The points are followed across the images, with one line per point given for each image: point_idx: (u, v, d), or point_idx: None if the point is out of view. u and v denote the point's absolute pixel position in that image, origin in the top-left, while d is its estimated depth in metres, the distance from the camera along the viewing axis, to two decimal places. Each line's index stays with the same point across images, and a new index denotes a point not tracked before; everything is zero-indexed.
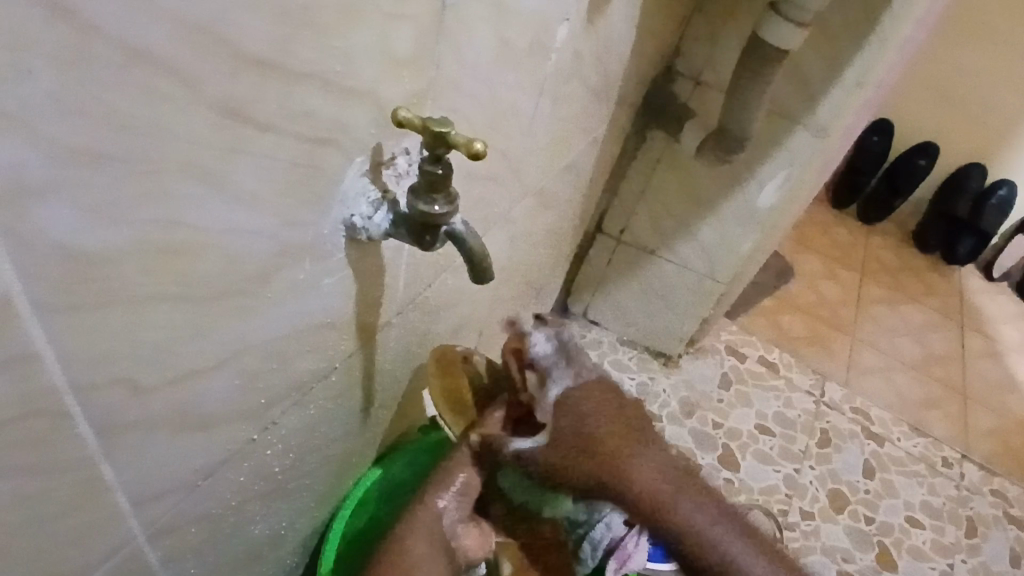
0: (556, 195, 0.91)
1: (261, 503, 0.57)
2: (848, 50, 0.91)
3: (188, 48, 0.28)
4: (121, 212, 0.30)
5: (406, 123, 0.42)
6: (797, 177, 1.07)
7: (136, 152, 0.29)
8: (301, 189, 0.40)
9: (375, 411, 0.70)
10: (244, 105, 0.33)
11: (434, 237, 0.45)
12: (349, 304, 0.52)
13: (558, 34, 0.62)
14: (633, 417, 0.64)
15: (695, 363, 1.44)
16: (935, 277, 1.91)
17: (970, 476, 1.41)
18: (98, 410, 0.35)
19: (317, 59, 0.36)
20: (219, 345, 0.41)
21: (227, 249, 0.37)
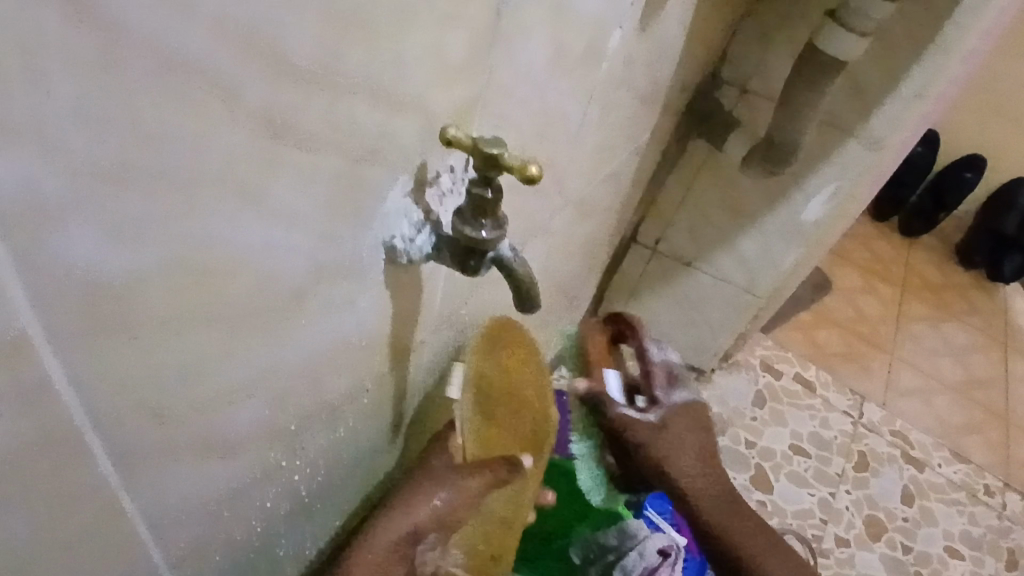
0: (596, 205, 0.88)
1: (286, 524, 0.54)
2: (908, 61, 0.87)
3: (225, 56, 0.26)
4: (150, 234, 0.28)
5: (455, 141, 0.40)
6: (845, 192, 1.02)
7: (166, 170, 0.26)
8: (340, 207, 0.38)
9: (405, 429, 0.68)
10: (285, 116, 0.30)
11: (478, 262, 0.42)
12: (384, 324, 0.50)
13: (611, 41, 0.59)
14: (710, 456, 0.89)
15: (728, 378, 1.39)
16: (980, 295, 1.84)
17: (1013, 507, 1.35)
18: (119, 441, 0.33)
19: (362, 65, 0.33)
20: (248, 366, 0.38)
21: (260, 270, 0.35)
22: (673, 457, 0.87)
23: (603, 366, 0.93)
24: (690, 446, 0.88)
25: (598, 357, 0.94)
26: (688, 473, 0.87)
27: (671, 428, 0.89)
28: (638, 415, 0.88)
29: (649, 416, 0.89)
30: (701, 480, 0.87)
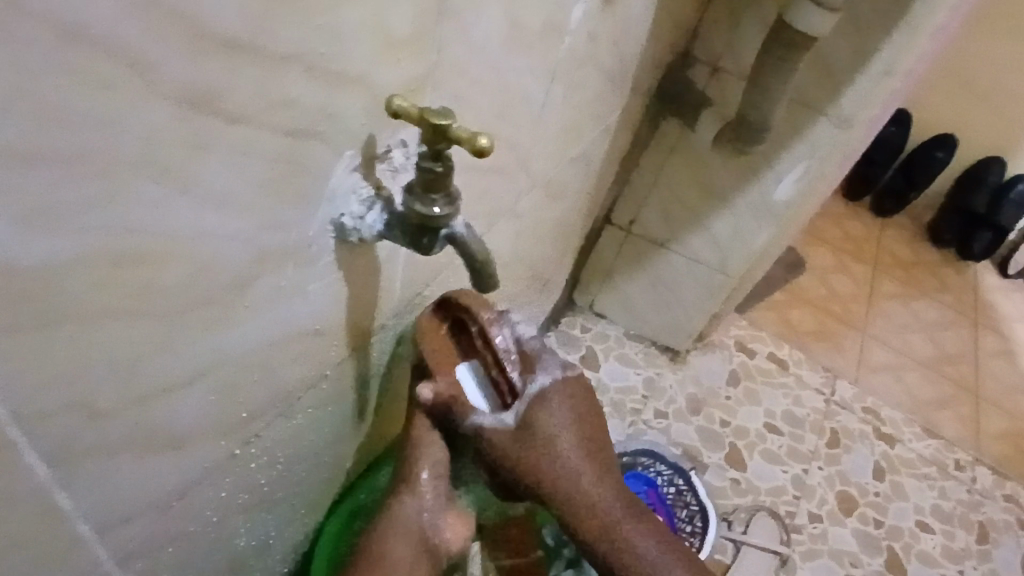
0: (566, 185, 0.86)
1: (245, 516, 0.53)
2: (877, 38, 0.86)
3: (139, 27, 0.24)
4: (65, 219, 0.26)
5: (401, 112, 0.39)
6: (816, 170, 1.02)
7: (77, 150, 0.25)
8: (281, 187, 0.36)
9: (370, 416, 0.66)
10: (212, 95, 0.29)
11: (432, 240, 0.41)
12: (340, 309, 0.48)
13: (573, 14, 0.57)
14: (600, 439, 0.60)
15: (703, 358, 1.39)
16: (950, 273, 1.86)
17: (983, 480, 1.37)
18: (51, 440, 0.31)
19: (295, 38, 0.31)
20: (191, 361, 0.37)
21: (197, 259, 0.33)
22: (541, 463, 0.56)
23: (449, 365, 0.61)
24: (566, 439, 0.57)
25: (439, 353, 0.61)
26: (567, 476, 0.56)
27: (537, 425, 0.57)
28: (494, 420, 0.57)
29: (507, 417, 0.58)
30: (582, 479, 0.57)
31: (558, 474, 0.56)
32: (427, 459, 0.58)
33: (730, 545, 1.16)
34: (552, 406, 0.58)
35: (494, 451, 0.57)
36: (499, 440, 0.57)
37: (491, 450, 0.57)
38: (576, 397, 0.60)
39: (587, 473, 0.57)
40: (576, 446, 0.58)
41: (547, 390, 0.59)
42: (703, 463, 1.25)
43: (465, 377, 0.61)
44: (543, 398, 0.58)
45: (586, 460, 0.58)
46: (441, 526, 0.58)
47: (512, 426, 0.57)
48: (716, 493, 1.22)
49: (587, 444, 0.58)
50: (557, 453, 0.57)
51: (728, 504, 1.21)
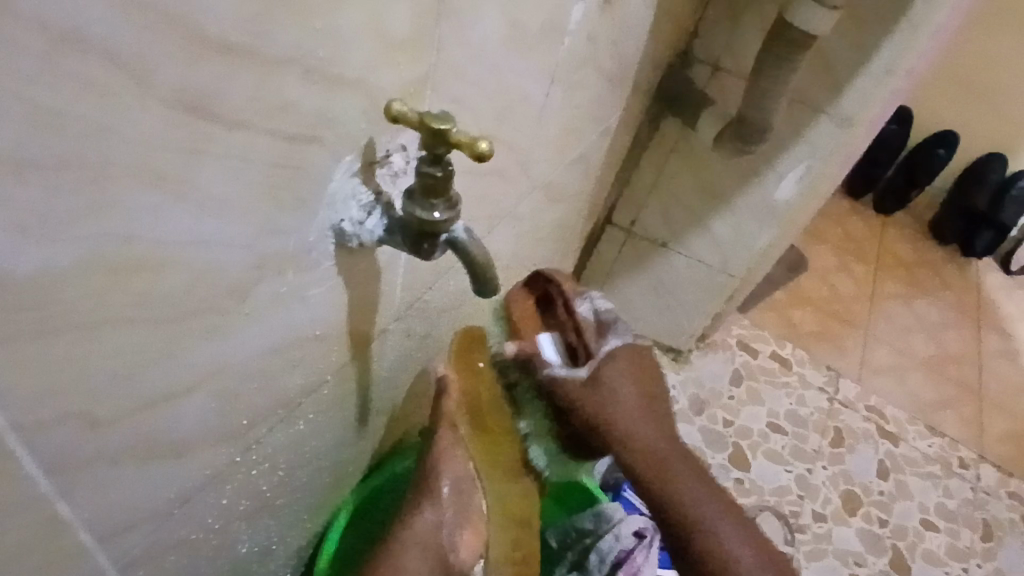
0: (566, 187, 0.86)
1: (246, 523, 0.53)
2: (878, 37, 0.85)
3: (131, 32, 0.24)
4: (60, 227, 0.26)
5: (400, 117, 0.39)
6: (818, 170, 1.01)
7: (71, 156, 0.25)
8: (279, 192, 0.36)
9: (372, 420, 0.66)
10: (208, 99, 0.29)
11: (432, 246, 0.41)
12: (341, 315, 0.48)
13: (571, 17, 0.57)
14: (656, 397, 0.72)
15: (705, 358, 1.39)
16: (952, 271, 1.86)
17: (987, 478, 1.36)
18: (49, 449, 0.31)
19: (290, 41, 0.31)
20: (190, 368, 0.37)
21: (194, 266, 0.33)
22: (607, 414, 0.67)
23: (533, 332, 0.73)
24: (629, 393, 0.69)
25: (523, 318, 0.74)
26: (634, 430, 0.68)
27: (603, 381, 0.68)
28: (568, 372, 0.68)
29: (580, 370, 0.69)
30: (648, 432, 0.68)
31: (625, 427, 0.68)
32: (449, 475, 0.62)
33: None
34: (614, 372, 0.69)
35: (567, 399, 0.68)
36: (573, 393, 0.68)
37: (563, 396, 0.68)
38: (633, 361, 0.72)
39: (649, 428, 0.69)
40: (640, 409, 0.69)
41: (616, 350, 0.71)
42: (706, 464, 1.25)
43: (546, 341, 0.72)
44: (609, 356, 0.71)
45: (649, 418, 0.69)
46: (457, 541, 0.61)
47: (584, 378, 0.68)
48: None
49: (647, 405, 0.70)
50: (625, 413, 0.68)
51: None
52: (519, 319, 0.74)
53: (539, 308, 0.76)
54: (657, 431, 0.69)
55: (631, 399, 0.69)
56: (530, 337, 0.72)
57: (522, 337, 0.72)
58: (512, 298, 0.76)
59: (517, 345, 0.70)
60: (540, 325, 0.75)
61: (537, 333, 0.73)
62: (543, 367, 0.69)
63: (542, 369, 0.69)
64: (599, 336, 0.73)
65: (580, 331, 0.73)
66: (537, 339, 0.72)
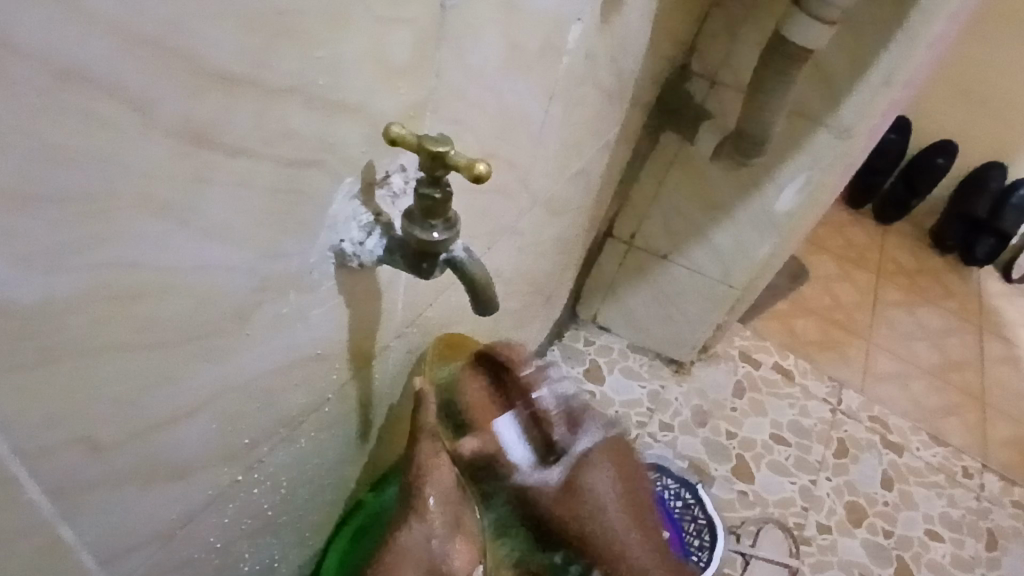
0: (567, 201, 0.86)
1: (249, 541, 0.53)
2: (875, 49, 0.86)
3: (137, 66, 0.25)
4: (66, 254, 0.26)
5: (399, 140, 0.38)
6: (817, 181, 1.02)
7: (75, 187, 0.25)
8: (282, 216, 0.36)
9: (374, 437, 0.66)
10: (210, 130, 0.29)
11: (432, 265, 0.41)
12: (342, 333, 0.48)
13: (570, 34, 0.58)
14: (639, 496, 0.68)
15: (708, 369, 1.39)
16: (953, 279, 1.85)
17: (991, 487, 1.36)
18: (55, 472, 0.31)
19: (292, 71, 0.31)
20: (194, 391, 0.37)
21: (197, 290, 0.33)
22: (585, 523, 0.64)
23: (488, 417, 0.67)
24: (612, 498, 0.65)
25: (477, 404, 0.68)
26: (613, 534, 0.65)
27: (581, 488, 0.64)
28: (539, 479, 0.65)
29: (552, 475, 0.65)
30: (627, 535, 0.65)
31: (605, 534, 0.65)
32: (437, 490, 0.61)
33: (739, 558, 1.15)
34: (595, 473, 0.65)
35: (546, 506, 0.65)
36: (553, 502, 0.64)
37: (537, 504, 0.65)
38: (614, 460, 0.67)
39: (630, 535, 0.65)
40: (621, 509, 0.65)
41: (590, 452, 0.66)
42: (709, 476, 1.24)
43: (508, 424, 0.67)
44: (586, 460, 0.66)
45: (631, 519, 0.66)
46: (449, 554, 0.62)
47: (558, 485, 0.64)
48: (723, 506, 1.21)
49: (631, 501, 0.66)
50: (604, 515, 0.64)
51: (736, 516, 1.20)
52: (471, 409, 0.67)
53: (494, 395, 0.69)
54: (638, 532, 0.66)
55: (614, 503, 0.65)
56: (489, 428, 0.66)
57: (479, 427, 0.66)
58: (462, 383, 0.68)
59: (476, 442, 0.64)
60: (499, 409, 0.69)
61: (495, 419, 0.67)
62: (510, 471, 0.65)
63: (510, 475, 0.65)
64: (571, 426, 0.67)
65: (549, 422, 0.67)
66: (497, 425, 0.66)
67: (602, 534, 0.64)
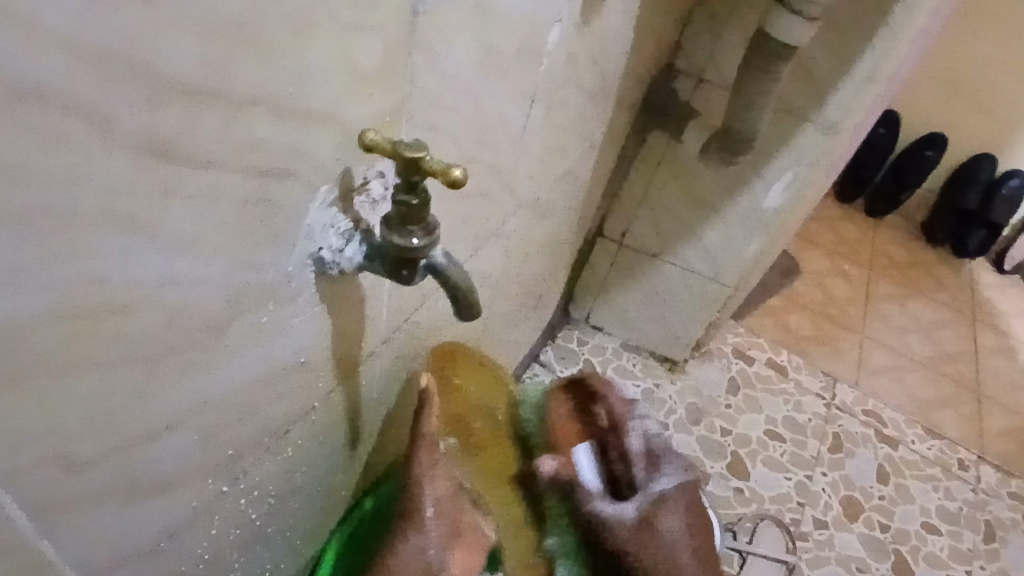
0: (553, 203, 0.86)
1: (238, 552, 0.52)
2: (858, 45, 0.86)
3: (94, 79, 0.24)
4: (28, 274, 0.26)
5: (374, 146, 0.40)
6: (806, 177, 1.02)
7: (34, 209, 0.25)
8: (253, 228, 0.36)
9: (364, 444, 0.66)
10: (175, 142, 0.29)
11: (412, 272, 0.41)
12: (325, 341, 0.48)
13: (550, 37, 0.58)
14: (706, 551, 0.77)
15: (702, 367, 1.39)
16: (946, 271, 1.86)
17: (987, 479, 1.36)
18: (32, 491, 0.31)
19: (255, 81, 0.31)
20: (171, 406, 0.37)
21: (170, 304, 0.33)
22: (655, 561, 0.74)
23: (570, 445, 0.87)
24: (683, 539, 0.75)
25: (560, 425, 0.88)
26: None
27: (655, 524, 0.76)
28: (615, 512, 0.77)
29: (628, 510, 0.78)
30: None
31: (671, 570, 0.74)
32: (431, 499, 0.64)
33: (736, 555, 1.15)
34: (671, 512, 0.77)
35: (618, 539, 0.76)
36: (623, 535, 0.76)
37: (612, 535, 0.76)
38: (688, 506, 0.79)
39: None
40: (688, 555, 0.75)
41: (667, 491, 0.80)
42: (706, 474, 1.24)
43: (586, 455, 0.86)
44: (661, 501, 0.78)
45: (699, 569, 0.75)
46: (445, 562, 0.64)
47: (633, 519, 0.77)
48: (720, 503, 1.21)
49: (700, 553, 0.76)
50: (670, 557, 0.74)
51: (733, 514, 1.20)
52: (557, 435, 0.87)
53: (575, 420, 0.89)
54: None
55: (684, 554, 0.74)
56: (569, 454, 0.85)
57: (561, 454, 0.85)
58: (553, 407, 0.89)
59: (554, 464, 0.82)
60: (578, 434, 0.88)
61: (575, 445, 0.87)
62: (586, 500, 0.79)
63: (589, 503, 0.79)
64: (650, 466, 0.83)
65: (624, 457, 0.85)
66: (578, 454, 0.86)
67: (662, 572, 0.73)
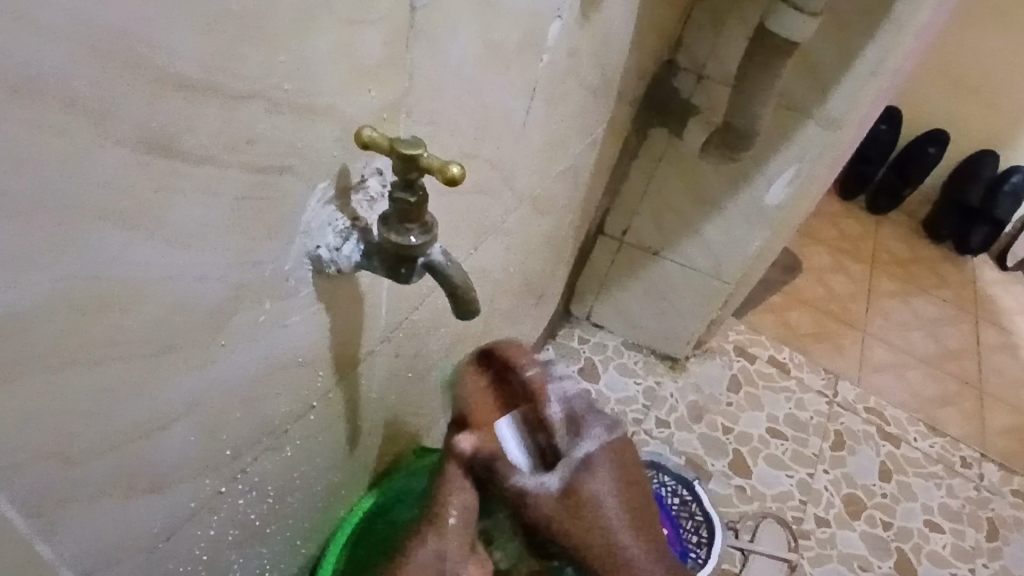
0: (554, 200, 0.86)
1: (238, 551, 0.52)
2: (861, 40, 0.86)
3: (93, 70, 0.24)
4: (27, 270, 0.26)
5: (371, 144, 0.38)
6: (808, 173, 1.01)
7: (32, 203, 0.24)
8: (251, 224, 0.36)
9: (364, 442, 0.66)
10: (173, 136, 0.29)
11: (410, 270, 0.40)
12: (324, 339, 0.48)
13: (550, 32, 0.57)
14: (646, 508, 0.63)
15: (703, 364, 1.38)
16: (948, 268, 1.86)
17: (990, 477, 1.35)
18: (30, 487, 0.31)
19: (254, 76, 0.31)
20: (170, 403, 0.36)
21: (168, 300, 0.33)
22: (590, 533, 0.59)
23: (488, 420, 0.67)
24: (616, 502, 0.61)
25: (479, 406, 0.68)
26: (617, 544, 0.59)
27: (582, 493, 0.60)
28: (537, 485, 0.60)
29: (550, 481, 0.61)
30: (630, 544, 0.60)
31: (609, 537, 0.59)
32: (458, 510, 0.60)
33: (737, 554, 1.15)
34: (601, 474, 0.61)
35: (544, 517, 0.60)
36: (549, 510, 0.60)
37: (536, 513, 0.60)
38: (622, 466, 0.63)
39: (639, 547, 0.60)
40: (629, 518, 0.61)
41: (595, 455, 0.62)
42: (707, 471, 1.24)
43: (506, 429, 0.66)
44: (588, 464, 0.62)
45: (639, 534, 0.61)
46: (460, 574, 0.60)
47: (558, 492, 0.60)
48: (721, 501, 1.20)
49: (637, 514, 0.62)
50: (607, 526, 0.60)
51: (734, 512, 1.20)
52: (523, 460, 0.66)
53: (492, 394, 0.69)
54: (649, 548, 0.61)
55: (624, 516, 0.61)
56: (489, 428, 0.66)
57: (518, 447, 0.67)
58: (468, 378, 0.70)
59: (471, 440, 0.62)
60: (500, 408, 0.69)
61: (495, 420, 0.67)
62: (509, 476, 0.61)
63: (511, 478, 0.61)
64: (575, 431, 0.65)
65: (551, 425, 0.66)
66: (497, 428, 0.67)
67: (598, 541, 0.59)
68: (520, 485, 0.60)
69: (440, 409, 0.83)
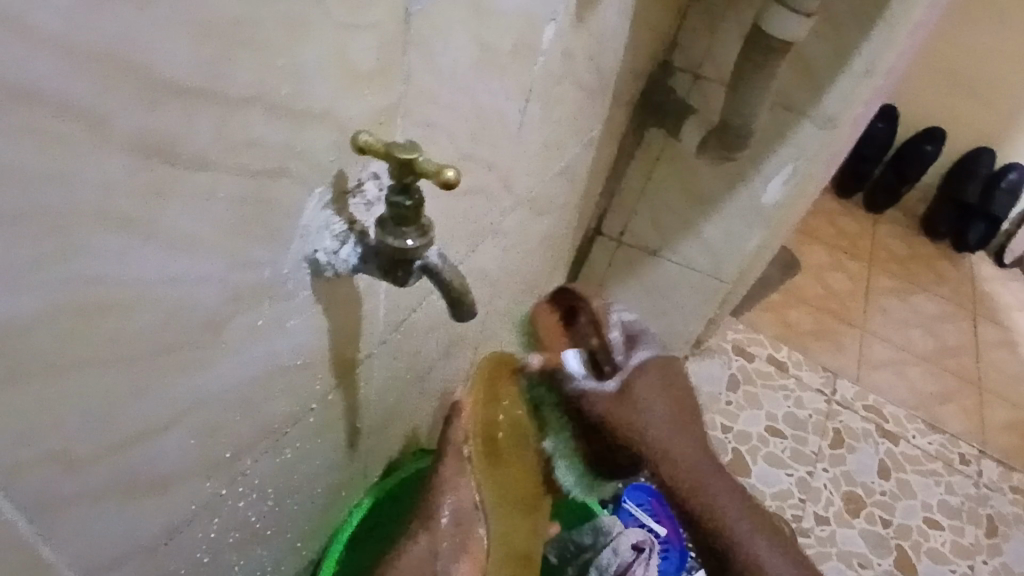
0: (552, 200, 0.86)
1: (239, 553, 0.52)
2: (856, 39, 0.86)
3: (87, 78, 0.24)
4: (24, 276, 0.26)
5: (367, 149, 0.39)
6: (804, 172, 1.01)
7: (31, 211, 0.25)
8: (248, 228, 0.36)
9: (364, 443, 0.66)
10: (169, 142, 0.29)
11: (406, 273, 0.41)
12: (322, 341, 0.48)
13: (545, 35, 0.58)
14: (691, 418, 0.79)
15: (702, 363, 1.39)
16: (945, 265, 1.86)
17: (989, 473, 1.36)
18: (30, 491, 0.31)
19: (250, 82, 0.31)
20: (169, 406, 0.37)
21: (166, 304, 0.33)
22: (640, 429, 0.76)
23: (560, 346, 0.82)
24: (661, 417, 0.76)
25: (549, 327, 0.83)
26: (670, 444, 0.75)
27: (635, 393, 0.76)
28: (596, 386, 0.77)
29: (610, 384, 0.78)
30: (687, 448, 0.76)
31: (700, 482, 0.74)
32: (451, 508, 0.64)
33: None
34: (648, 391, 0.77)
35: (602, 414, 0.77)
36: (612, 410, 0.76)
37: (594, 409, 0.77)
38: (672, 385, 0.79)
39: (696, 450, 0.76)
40: (678, 429, 0.77)
41: (645, 362, 0.79)
42: None
43: (571, 353, 0.81)
44: (639, 370, 0.78)
45: (714, 464, 0.76)
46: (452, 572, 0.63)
47: (614, 391, 0.77)
48: None
49: (688, 416, 0.78)
50: (666, 432, 0.76)
51: None
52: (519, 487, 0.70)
53: (563, 323, 0.84)
54: (702, 459, 0.76)
55: (674, 418, 0.77)
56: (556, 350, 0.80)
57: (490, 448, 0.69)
58: (537, 313, 0.84)
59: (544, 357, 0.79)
60: (564, 339, 0.83)
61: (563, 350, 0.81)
62: (570, 379, 0.78)
63: (571, 381, 0.78)
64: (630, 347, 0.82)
65: (611, 348, 0.81)
66: (565, 353, 0.81)
67: (666, 447, 0.75)
68: (581, 386, 0.78)
69: (440, 410, 0.83)
